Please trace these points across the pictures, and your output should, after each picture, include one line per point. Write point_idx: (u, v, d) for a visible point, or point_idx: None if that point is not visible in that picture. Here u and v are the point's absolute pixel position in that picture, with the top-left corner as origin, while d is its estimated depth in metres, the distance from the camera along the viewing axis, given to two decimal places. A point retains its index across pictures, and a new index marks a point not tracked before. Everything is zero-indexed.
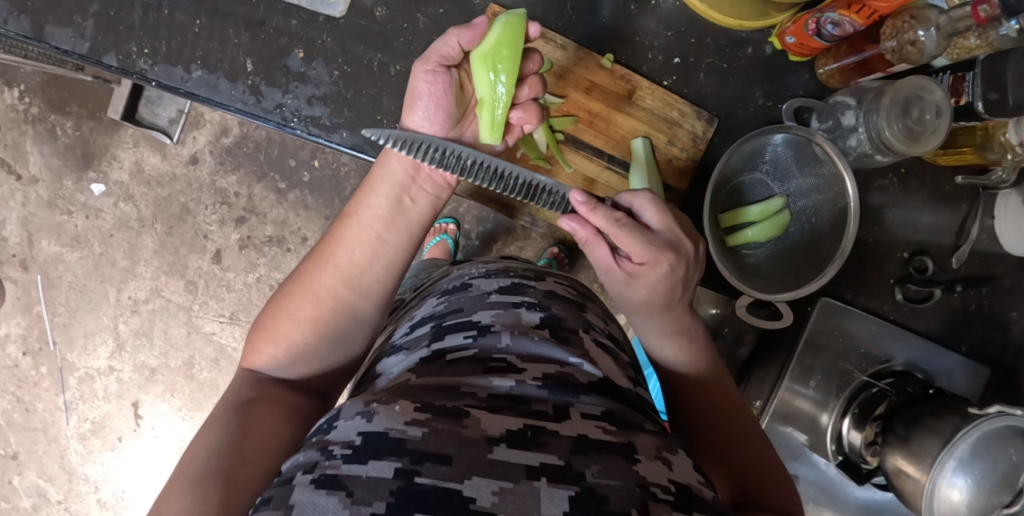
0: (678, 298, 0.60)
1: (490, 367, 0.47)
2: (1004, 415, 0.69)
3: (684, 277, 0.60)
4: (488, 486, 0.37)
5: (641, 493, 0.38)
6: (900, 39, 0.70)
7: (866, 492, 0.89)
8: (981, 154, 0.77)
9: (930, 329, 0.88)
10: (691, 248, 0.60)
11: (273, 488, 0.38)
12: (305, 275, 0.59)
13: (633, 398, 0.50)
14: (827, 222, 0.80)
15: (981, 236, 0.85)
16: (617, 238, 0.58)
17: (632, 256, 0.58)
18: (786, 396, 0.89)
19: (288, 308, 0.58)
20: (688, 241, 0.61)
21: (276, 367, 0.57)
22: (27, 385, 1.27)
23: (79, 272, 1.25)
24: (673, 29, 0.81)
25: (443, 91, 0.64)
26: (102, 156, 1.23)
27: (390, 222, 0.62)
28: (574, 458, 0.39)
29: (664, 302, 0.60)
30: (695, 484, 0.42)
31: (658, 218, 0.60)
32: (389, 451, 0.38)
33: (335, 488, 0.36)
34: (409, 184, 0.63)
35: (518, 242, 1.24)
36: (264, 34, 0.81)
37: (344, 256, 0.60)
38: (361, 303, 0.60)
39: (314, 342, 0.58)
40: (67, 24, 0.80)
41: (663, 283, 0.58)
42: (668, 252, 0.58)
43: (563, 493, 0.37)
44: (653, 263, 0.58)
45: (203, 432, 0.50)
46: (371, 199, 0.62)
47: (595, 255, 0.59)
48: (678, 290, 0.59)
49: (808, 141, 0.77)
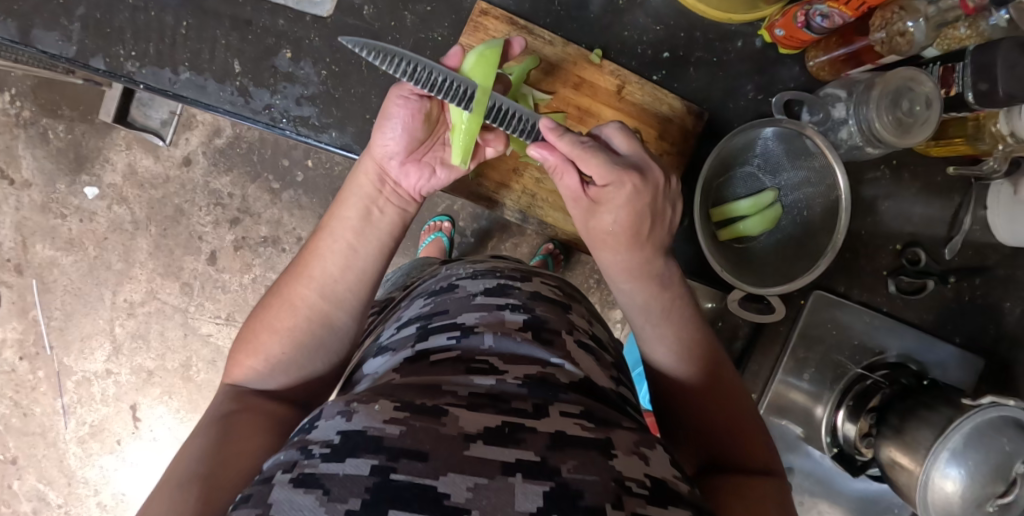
0: (645, 226, 0.60)
1: (472, 368, 0.47)
2: (997, 405, 0.69)
3: (652, 203, 0.60)
4: (463, 482, 0.37)
5: (617, 488, 0.38)
6: (889, 31, 0.70)
7: (862, 484, 0.90)
8: (972, 144, 0.77)
9: (924, 321, 0.88)
10: (660, 176, 0.62)
11: (252, 486, 0.38)
12: (282, 288, 0.60)
13: (615, 398, 0.50)
14: (818, 215, 0.80)
15: (973, 226, 0.85)
16: (581, 160, 0.61)
17: (596, 179, 0.60)
18: (781, 389, 0.89)
19: (268, 320, 0.59)
20: (657, 172, 0.62)
21: (258, 380, 0.57)
22: (24, 390, 1.27)
23: (74, 275, 1.25)
24: (661, 23, 0.81)
25: (412, 117, 0.63)
26: (94, 158, 1.23)
27: (360, 233, 0.62)
28: (550, 453, 0.40)
29: (630, 236, 0.60)
30: (671, 479, 0.42)
31: (625, 144, 0.63)
32: (366, 448, 0.38)
33: (312, 486, 0.36)
34: (377, 197, 0.64)
35: (512, 238, 1.25)
36: (252, 34, 0.81)
37: (317, 268, 0.60)
38: (334, 313, 0.60)
39: (292, 354, 0.58)
40: (54, 28, 0.79)
41: (628, 207, 0.59)
42: (630, 173, 0.59)
43: (538, 488, 0.37)
44: (615, 179, 0.59)
45: (186, 444, 0.50)
46: (342, 212, 0.62)
47: (563, 182, 0.62)
48: (644, 220, 0.60)
49: (798, 134, 0.77)
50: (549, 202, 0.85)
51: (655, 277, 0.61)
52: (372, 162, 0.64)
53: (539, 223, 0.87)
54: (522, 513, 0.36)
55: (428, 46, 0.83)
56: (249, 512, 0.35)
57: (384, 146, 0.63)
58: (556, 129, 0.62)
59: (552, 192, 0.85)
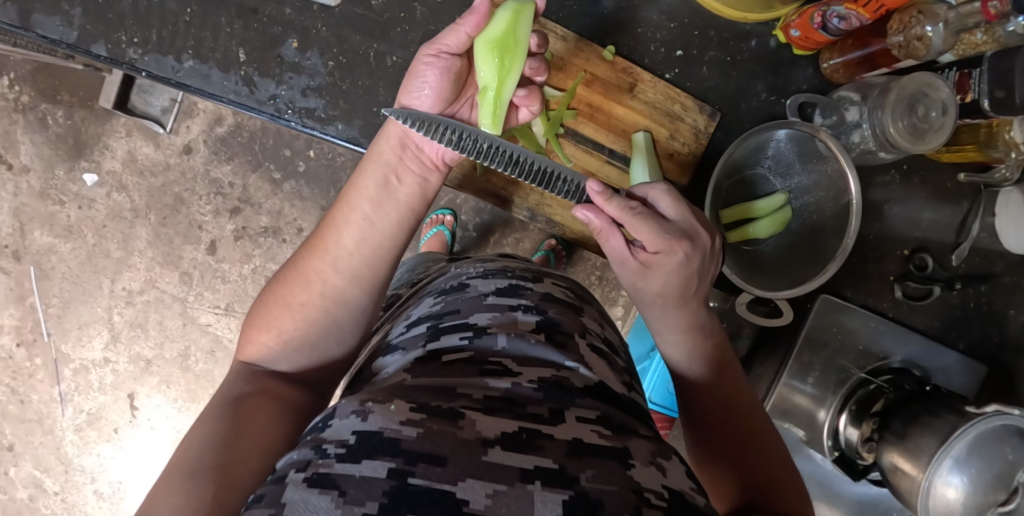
0: (690, 284, 0.60)
1: (485, 370, 0.46)
2: (1002, 414, 0.69)
3: (699, 269, 0.60)
4: (482, 489, 0.37)
5: (635, 499, 0.38)
6: (906, 35, 0.69)
7: (862, 488, 0.91)
8: (984, 152, 0.76)
9: (929, 326, 0.88)
10: (706, 239, 0.61)
11: (265, 486, 0.38)
12: (299, 263, 0.60)
13: (629, 403, 0.50)
14: (829, 217, 0.79)
15: (981, 233, 0.85)
16: (632, 226, 0.59)
17: (646, 245, 0.59)
18: (785, 392, 0.89)
19: (282, 295, 0.59)
20: (705, 232, 0.61)
21: (269, 357, 0.57)
22: (21, 377, 1.26)
23: (72, 262, 1.24)
24: (676, 21, 0.80)
25: (441, 76, 0.66)
26: (94, 145, 1.21)
27: (378, 203, 0.61)
28: (569, 461, 0.39)
29: (678, 297, 0.60)
30: (688, 492, 0.42)
31: (673, 208, 0.61)
32: (383, 451, 0.38)
33: (328, 487, 0.36)
34: (397, 164, 0.64)
35: (515, 233, 1.24)
36: (257, 22, 0.80)
37: (333, 241, 0.60)
38: (350, 288, 0.59)
39: (304, 330, 0.58)
40: (55, 12, 0.77)
41: (678, 273, 0.59)
42: (691, 245, 0.59)
43: (557, 497, 0.37)
44: (669, 252, 0.58)
45: (197, 424, 0.50)
46: (360, 181, 0.62)
47: (610, 244, 0.61)
48: (692, 281, 0.60)
49: (811, 137, 0.76)
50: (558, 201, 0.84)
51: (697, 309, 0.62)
52: (394, 127, 0.64)
53: (548, 221, 0.86)
54: None
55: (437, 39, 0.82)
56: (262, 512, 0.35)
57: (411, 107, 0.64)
58: (604, 193, 0.59)
59: None
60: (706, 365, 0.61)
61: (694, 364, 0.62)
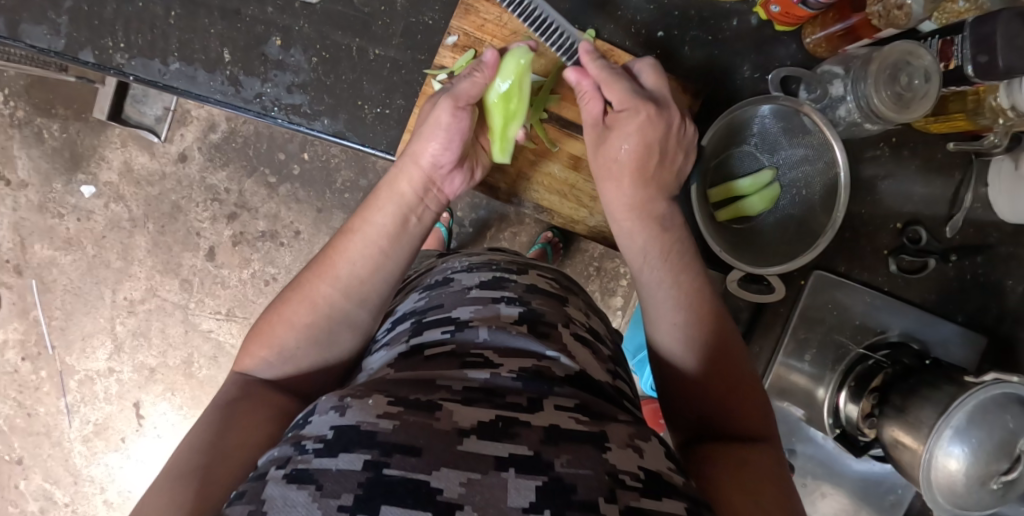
0: (656, 154, 0.67)
1: (466, 362, 0.47)
2: (1001, 382, 0.68)
3: (664, 129, 0.67)
4: (456, 477, 0.37)
5: (610, 482, 0.38)
6: (886, 4, 0.70)
7: (865, 465, 0.91)
8: (973, 120, 0.76)
9: (926, 299, 0.87)
10: (675, 114, 0.68)
11: (247, 483, 0.39)
12: (303, 283, 0.59)
13: (611, 391, 0.50)
14: (817, 193, 0.79)
15: (973, 204, 0.84)
16: (607, 86, 0.68)
17: (616, 103, 0.68)
18: (782, 371, 0.89)
19: (285, 313, 0.58)
20: (674, 110, 0.68)
21: (267, 368, 0.57)
22: (28, 390, 1.27)
23: (73, 274, 1.25)
24: (655, 2, 0.80)
25: (465, 129, 0.67)
26: (90, 157, 1.22)
27: (395, 238, 0.61)
28: (545, 447, 0.39)
29: (637, 165, 0.66)
30: (667, 471, 0.42)
31: (652, 81, 0.70)
32: (359, 443, 0.38)
33: (306, 481, 0.36)
34: (416, 204, 0.64)
35: (511, 227, 1.24)
36: (241, 22, 0.80)
37: (343, 268, 0.59)
38: (356, 310, 0.59)
39: (307, 346, 0.57)
40: (41, 21, 0.78)
41: (638, 133, 0.66)
42: (652, 103, 0.67)
43: (531, 483, 0.37)
44: (631, 105, 0.67)
45: (191, 426, 0.51)
46: (376, 215, 0.62)
47: (588, 107, 0.70)
48: (652, 154, 0.66)
49: (795, 112, 0.76)
50: (545, 185, 0.84)
51: (658, 221, 0.64)
52: (419, 172, 0.65)
53: (535, 207, 0.86)
54: (515, 509, 0.36)
55: (419, 30, 0.82)
56: (242, 508, 0.35)
57: (436, 154, 0.66)
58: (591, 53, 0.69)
59: (547, 175, 0.84)
60: (692, 331, 0.58)
61: (678, 327, 0.59)
